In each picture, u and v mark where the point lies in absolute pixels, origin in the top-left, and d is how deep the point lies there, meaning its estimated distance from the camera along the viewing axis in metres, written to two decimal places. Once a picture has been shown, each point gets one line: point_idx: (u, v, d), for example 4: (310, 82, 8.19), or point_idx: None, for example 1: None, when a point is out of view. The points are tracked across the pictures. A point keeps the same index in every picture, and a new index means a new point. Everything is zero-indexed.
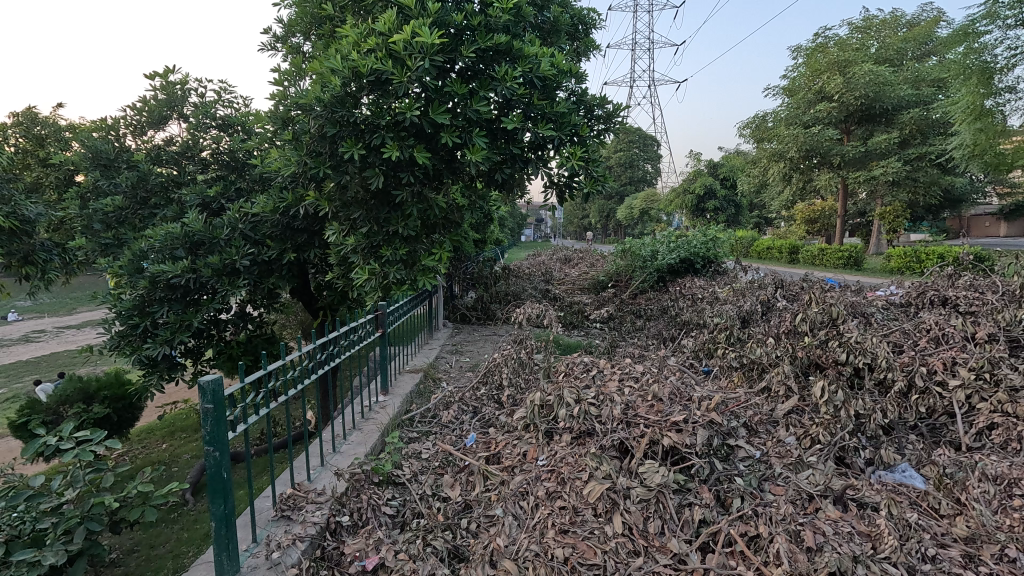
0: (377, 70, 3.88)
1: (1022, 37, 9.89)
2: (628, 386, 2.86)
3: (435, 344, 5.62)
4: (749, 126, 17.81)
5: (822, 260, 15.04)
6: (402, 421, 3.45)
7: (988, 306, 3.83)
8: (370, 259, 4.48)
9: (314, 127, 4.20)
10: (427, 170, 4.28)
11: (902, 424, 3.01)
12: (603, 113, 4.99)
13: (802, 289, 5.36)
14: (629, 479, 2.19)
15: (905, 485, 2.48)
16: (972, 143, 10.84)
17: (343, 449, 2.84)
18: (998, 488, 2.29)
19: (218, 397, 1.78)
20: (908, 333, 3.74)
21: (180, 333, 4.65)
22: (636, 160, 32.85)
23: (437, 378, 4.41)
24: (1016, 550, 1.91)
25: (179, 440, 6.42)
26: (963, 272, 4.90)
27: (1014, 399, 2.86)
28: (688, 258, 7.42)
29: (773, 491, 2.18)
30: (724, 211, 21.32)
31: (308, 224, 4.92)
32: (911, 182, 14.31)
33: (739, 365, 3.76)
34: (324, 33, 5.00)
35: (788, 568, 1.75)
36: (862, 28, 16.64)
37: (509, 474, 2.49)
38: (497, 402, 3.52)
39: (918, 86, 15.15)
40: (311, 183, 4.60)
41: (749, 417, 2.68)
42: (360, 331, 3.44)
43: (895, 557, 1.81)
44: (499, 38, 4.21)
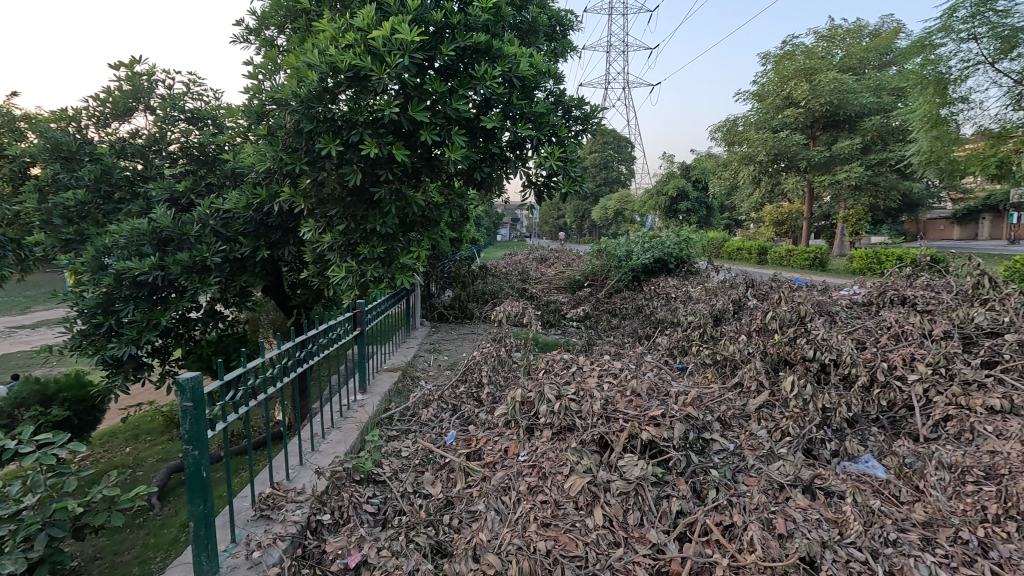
0: (356, 66, 3.85)
1: (974, 50, 10.37)
2: (606, 382, 2.92)
3: (413, 343, 5.59)
4: (720, 130, 18.19)
5: (789, 261, 15.53)
6: (380, 420, 3.43)
7: (943, 306, 4.02)
8: (347, 257, 4.41)
9: (290, 122, 4.14)
10: (405, 168, 4.26)
11: (865, 417, 3.15)
12: (580, 113, 5.05)
13: (771, 289, 5.54)
14: (609, 472, 2.25)
15: (868, 475, 2.59)
16: (929, 150, 11.44)
17: (322, 447, 2.81)
18: (954, 475, 2.43)
19: (198, 396, 1.75)
20: (871, 330, 3.91)
21: (147, 332, 4.51)
22: (611, 162, 33.27)
23: (415, 377, 4.39)
24: (968, 533, 2.05)
25: (144, 443, 6.20)
26: (920, 272, 5.14)
27: (967, 392, 3.04)
28: (662, 258, 7.57)
29: (746, 482, 2.26)
30: (695, 212, 21.79)
31: (282, 221, 4.83)
32: (872, 186, 14.89)
33: (713, 362, 3.86)
34: (300, 27, 4.92)
35: (761, 554, 1.82)
36: (826, 37, 17.24)
37: (490, 470, 2.51)
38: (476, 400, 3.53)
39: (879, 94, 15.76)
40: (287, 179, 4.52)
41: (722, 412, 2.76)
42: (337, 329, 3.40)
43: (860, 542, 1.90)
44: (479, 37, 4.23)
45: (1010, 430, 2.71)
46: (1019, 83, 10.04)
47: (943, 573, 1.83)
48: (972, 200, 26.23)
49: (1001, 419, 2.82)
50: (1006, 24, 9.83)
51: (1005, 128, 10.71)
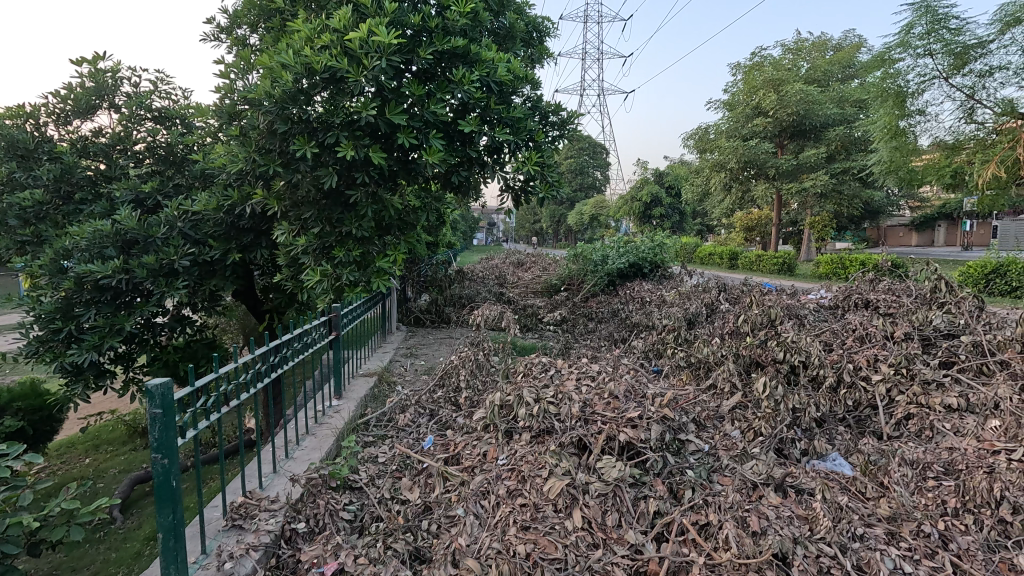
0: (332, 68, 3.81)
1: (930, 65, 10.85)
2: (585, 384, 2.93)
3: (389, 347, 5.53)
4: (692, 137, 18.59)
5: (759, 266, 15.96)
6: (356, 425, 3.38)
7: (904, 308, 4.20)
8: (322, 260, 4.31)
9: (264, 123, 4.07)
10: (382, 171, 4.22)
11: (832, 416, 3.25)
12: (557, 119, 5.10)
13: (742, 292, 5.70)
14: (587, 474, 2.27)
15: (835, 472, 2.67)
16: (889, 160, 11.97)
17: (296, 454, 2.75)
18: (916, 471, 2.52)
19: (167, 402, 1.69)
20: (838, 332, 4.05)
21: (110, 338, 4.34)
22: (586, 168, 33.71)
23: (391, 382, 4.34)
24: (929, 526, 2.13)
25: (105, 454, 5.95)
26: (882, 276, 5.35)
27: (927, 391, 3.17)
28: (637, 263, 7.69)
29: (722, 482, 2.31)
30: (669, 217, 22.21)
31: (254, 223, 4.73)
32: (837, 194, 15.41)
33: (687, 364, 3.93)
34: (274, 26, 4.85)
35: (736, 552, 1.86)
36: (792, 49, 17.87)
37: (469, 475, 2.50)
38: (454, 404, 3.51)
39: (842, 105, 16.37)
40: (260, 180, 4.43)
41: (698, 413, 2.82)
42: (312, 334, 3.33)
43: (830, 537, 1.95)
44: (457, 42, 4.25)
45: (966, 427, 2.84)
46: (971, 97, 10.57)
47: (907, 565, 1.90)
48: (929, 208, 27.45)
49: (958, 417, 2.95)
50: (958, 42, 10.37)
51: (959, 140, 11.24)
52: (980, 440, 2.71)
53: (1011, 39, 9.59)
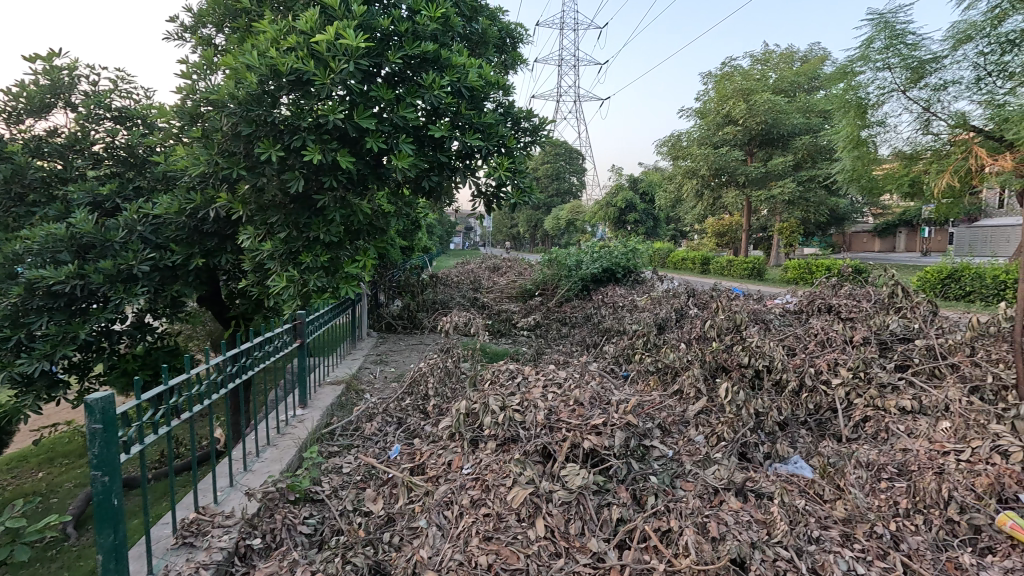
0: (298, 70, 3.74)
1: (889, 79, 11.28)
2: (551, 391, 2.92)
3: (358, 354, 5.44)
4: (665, 144, 18.88)
5: (730, 271, 16.28)
6: (321, 435, 3.30)
7: (864, 313, 4.33)
8: (288, 266, 4.21)
9: (228, 125, 3.98)
10: (350, 175, 4.17)
11: (794, 420, 3.31)
12: (529, 125, 5.11)
13: (711, 297, 5.80)
14: (551, 482, 2.25)
15: (796, 476, 2.72)
16: (852, 168, 12.58)
17: (255, 467, 2.66)
18: (872, 473, 2.59)
19: (109, 417, 1.61)
20: (801, 337, 4.15)
21: (63, 346, 4.14)
22: (562, 173, 33.93)
23: (360, 390, 4.27)
24: (882, 527, 2.19)
25: (60, 468, 5.68)
26: (844, 282, 5.51)
27: (883, 394, 3.26)
28: (610, 268, 7.78)
29: (684, 487, 2.33)
30: (643, 223, 22.54)
31: (218, 227, 4.60)
32: (804, 202, 15.85)
33: (655, 369, 3.96)
34: (239, 26, 4.74)
35: (695, 559, 1.88)
36: (761, 60, 18.41)
37: (434, 484, 2.46)
38: (422, 412, 3.47)
39: (809, 115, 16.89)
40: (223, 183, 4.33)
41: (663, 419, 2.84)
42: (275, 342, 3.24)
43: (787, 540, 1.99)
44: (427, 46, 4.23)
45: (919, 428, 2.94)
46: (927, 110, 11.03)
47: (859, 567, 1.96)
48: (890, 215, 28.54)
49: (912, 418, 3.05)
50: (915, 56, 10.81)
51: (916, 150, 11.58)
52: (932, 441, 2.80)
53: (963, 55, 10.05)
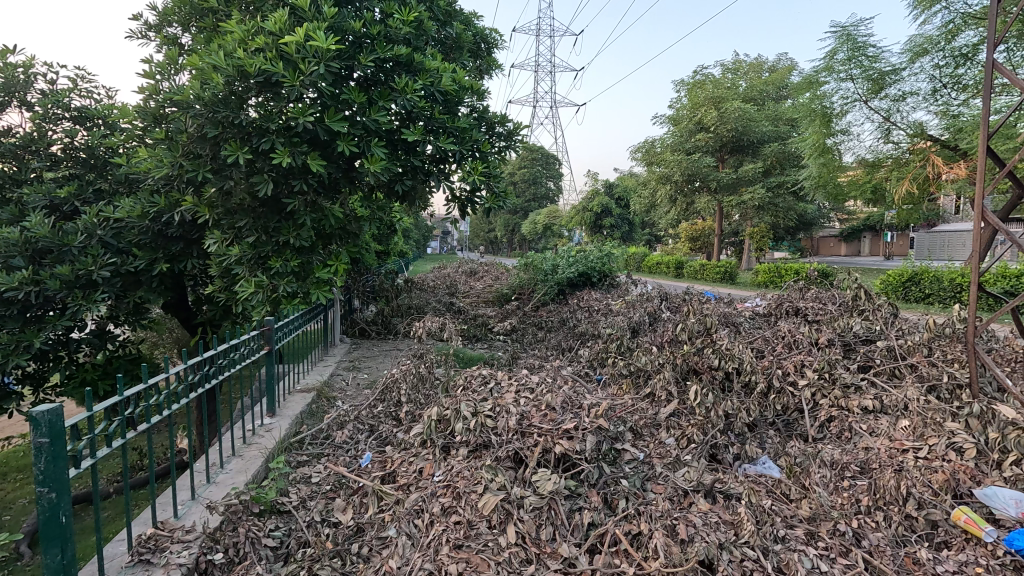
0: (266, 71, 3.68)
1: (851, 89, 11.69)
2: (523, 396, 2.91)
3: (330, 360, 5.34)
4: (639, 149, 19.16)
5: (702, 275, 16.59)
6: (290, 444, 3.21)
7: (829, 315, 4.45)
8: (257, 271, 4.10)
9: (193, 127, 3.88)
10: (321, 179, 4.10)
11: (763, 421, 3.37)
12: (504, 130, 5.11)
13: (683, 300, 5.89)
14: (522, 488, 2.24)
15: (764, 476, 2.77)
16: (818, 175, 12.80)
17: (218, 478, 2.56)
18: (835, 472, 2.66)
19: (57, 429, 1.54)
20: (769, 339, 4.24)
21: (16, 356, 3.95)
22: (539, 178, 34.11)
23: (331, 397, 4.18)
24: (845, 525, 2.25)
25: (13, 483, 5.40)
26: (811, 285, 5.66)
27: (847, 394, 3.35)
28: (586, 272, 7.84)
29: (654, 490, 2.36)
30: (619, 228, 22.83)
31: (184, 231, 4.46)
32: (773, 208, 16.18)
33: (628, 372, 3.99)
34: (206, 26, 4.63)
35: (664, 561, 1.90)
36: (731, 69, 18.88)
37: (404, 493, 2.43)
38: (394, 419, 3.42)
39: (777, 123, 17.38)
40: (189, 186, 4.21)
41: (634, 422, 2.86)
42: (242, 349, 3.14)
43: (753, 540, 2.02)
44: (399, 50, 4.21)
45: (880, 428, 3.03)
46: (887, 119, 11.47)
47: (823, 564, 2.00)
48: (855, 221, 29.56)
49: (874, 418, 3.13)
50: (875, 68, 11.23)
51: (878, 158, 12.02)
52: (892, 439, 2.88)
53: (920, 67, 10.48)
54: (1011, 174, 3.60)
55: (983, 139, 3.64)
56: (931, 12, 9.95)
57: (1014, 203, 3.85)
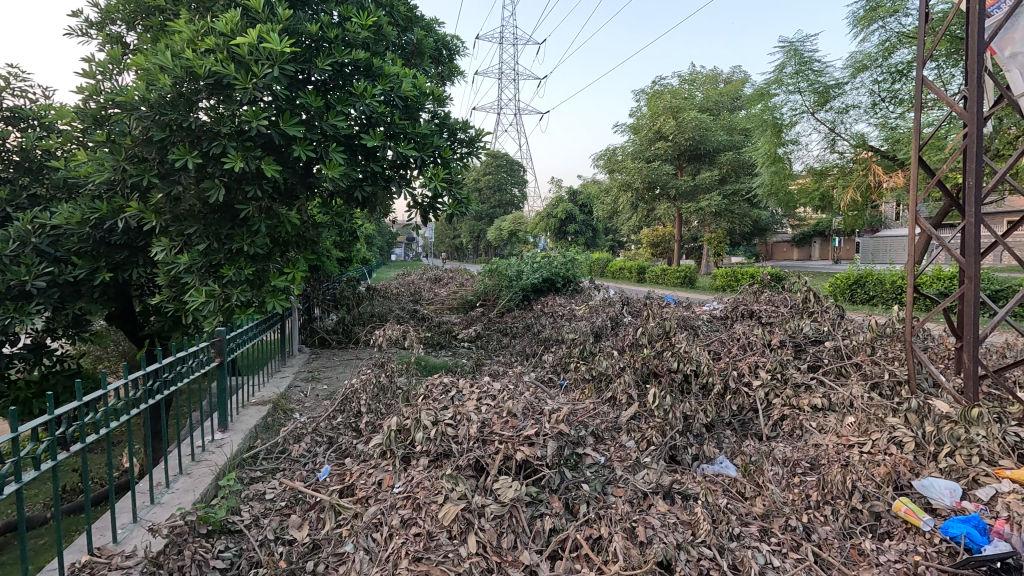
0: (217, 73, 3.57)
1: (799, 101, 12.27)
2: (485, 404, 2.88)
3: (288, 371, 5.16)
4: (601, 157, 19.47)
5: (664, 279, 16.97)
6: (242, 460, 3.07)
7: (781, 317, 4.63)
8: (209, 279, 3.93)
9: (137, 129, 3.71)
10: (276, 184, 3.99)
11: (720, 421, 3.46)
12: (465, 137, 5.09)
13: (644, 305, 6.00)
14: (483, 496, 2.22)
15: (721, 475, 2.83)
16: (770, 183, 13.26)
17: (164, 499, 2.42)
18: (787, 469, 2.76)
19: None
20: (726, 341, 4.37)
21: None
22: (504, 184, 34.24)
23: (288, 409, 4.04)
24: (796, 520, 2.33)
25: None
26: (764, 288, 5.86)
27: (798, 394, 3.48)
28: (550, 278, 7.89)
29: (615, 493, 2.39)
30: (582, 233, 23.18)
31: (128, 239, 4.24)
32: (729, 213, 16.72)
33: (590, 377, 4.04)
34: (153, 26, 4.45)
35: (624, 564, 1.92)
36: (688, 80, 19.51)
37: (362, 506, 2.37)
38: (354, 430, 3.35)
39: (732, 132, 18.05)
40: (134, 192, 4.01)
41: (596, 426, 2.88)
42: (191, 361, 2.98)
43: (709, 540, 2.07)
44: (358, 54, 4.16)
45: (829, 425, 3.15)
46: (833, 130, 12.07)
47: (775, 560, 2.07)
48: (807, 227, 30.94)
49: (822, 415, 3.26)
50: (821, 82, 11.82)
51: (825, 166, 12.63)
52: (839, 436, 3.00)
53: (861, 82, 11.10)
54: (941, 184, 3.83)
55: (916, 150, 3.87)
56: (869, 30, 10.57)
57: (945, 211, 4.10)
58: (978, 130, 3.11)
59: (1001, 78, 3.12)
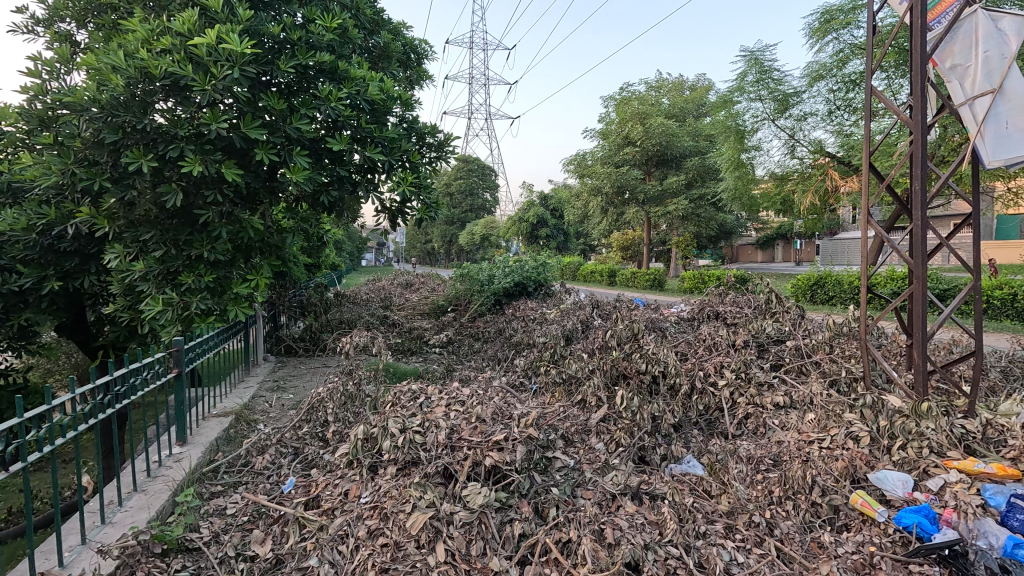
0: (174, 74, 3.45)
1: (761, 109, 12.67)
2: (454, 410, 2.84)
3: (252, 381, 5.01)
4: (572, 162, 19.64)
5: (635, 282, 17.20)
6: (202, 474, 2.95)
7: (745, 318, 4.76)
8: (166, 287, 3.78)
9: (88, 131, 3.54)
10: (237, 189, 3.88)
11: (687, 421, 3.53)
12: (434, 141, 5.06)
13: (614, 307, 6.07)
14: (452, 503, 2.20)
15: (688, 475, 2.87)
16: (734, 187, 13.62)
17: (116, 518, 2.30)
18: (751, 466, 2.82)
19: None
20: (692, 342, 4.45)
21: None
22: (475, 189, 34.21)
23: (251, 420, 3.91)
24: (759, 516, 2.39)
25: None
26: (729, 290, 6.01)
27: (761, 392, 3.57)
28: (521, 282, 7.91)
29: (584, 496, 2.40)
30: (554, 237, 23.36)
31: (79, 246, 4.05)
32: (696, 217, 17.14)
33: (560, 380, 4.06)
34: (105, 24, 4.27)
35: (592, 566, 1.93)
36: (655, 87, 19.92)
37: (328, 518, 2.31)
38: (321, 440, 3.27)
39: (697, 138, 18.50)
40: (85, 197, 3.83)
41: (565, 429, 2.89)
42: (146, 373, 2.84)
43: (676, 539, 2.10)
44: (322, 57, 4.09)
45: (790, 422, 3.24)
46: (792, 137, 12.51)
47: (739, 556, 2.12)
48: (770, 230, 31.98)
49: (784, 413, 3.36)
50: (780, 90, 12.25)
51: (785, 171, 13.07)
52: (801, 432, 3.09)
53: (818, 91, 11.54)
54: (891, 189, 4.01)
55: (867, 156, 4.03)
56: (824, 41, 11.01)
57: (896, 214, 4.29)
58: (923, 138, 3.26)
59: (943, 88, 3.28)
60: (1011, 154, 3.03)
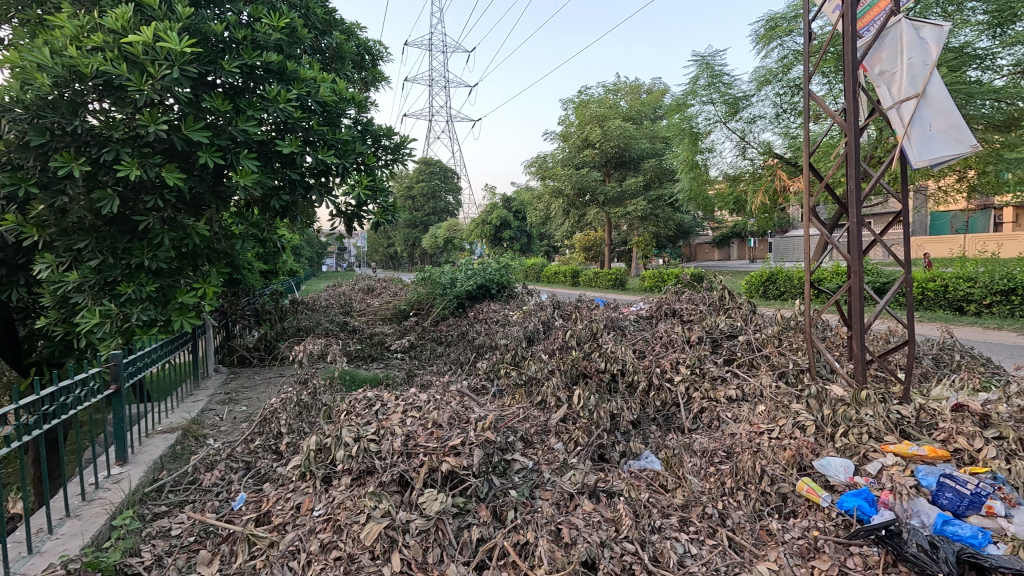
0: (107, 73, 3.27)
1: (713, 112, 13.12)
2: (410, 416, 2.79)
3: (202, 395, 4.79)
4: (533, 164, 19.76)
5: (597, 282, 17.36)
6: (144, 495, 2.79)
7: (699, 315, 4.90)
8: (103, 298, 3.58)
9: (11, 133, 3.31)
10: (180, 194, 3.71)
11: (645, 417, 3.60)
12: (390, 143, 4.97)
13: (575, 307, 6.13)
14: (408, 511, 2.17)
15: (646, 470, 2.92)
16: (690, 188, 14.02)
17: (44, 547, 2.14)
18: (705, 459, 2.90)
19: None
20: (650, 340, 4.55)
21: None
22: (438, 192, 33.97)
23: (200, 435, 3.74)
24: (712, 508, 2.46)
25: None
26: (686, 288, 6.17)
27: (715, 386, 3.67)
28: (484, 284, 7.88)
29: (542, 497, 2.42)
30: (517, 240, 23.42)
31: (5, 256, 3.77)
32: (654, 217, 17.54)
33: (521, 382, 4.07)
34: (30, 20, 4.00)
35: (548, 567, 1.93)
36: (613, 90, 20.28)
37: (279, 534, 2.24)
38: (274, 452, 3.16)
39: (655, 140, 18.93)
40: (10, 203, 3.58)
41: (525, 430, 2.89)
42: (80, 391, 2.65)
43: (631, 535, 2.13)
44: (269, 56, 3.96)
45: (742, 414, 3.35)
46: (743, 139, 13.04)
47: (693, 548, 2.18)
48: (725, 228, 33.07)
49: (736, 405, 3.47)
50: (730, 94, 12.73)
51: (738, 172, 13.55)
52: (752, 424, 3.19)
53: (765, 95, 12.05)
54: (831, 189, 4.20)
55: (807, 157, 4.22)
56: (769, 48, 11.50)
57: (837, 212, 4.49)
58: (857, 139, 3.43)
59: (873, 93, 3.47)
60: (936, 155, 3.22)
